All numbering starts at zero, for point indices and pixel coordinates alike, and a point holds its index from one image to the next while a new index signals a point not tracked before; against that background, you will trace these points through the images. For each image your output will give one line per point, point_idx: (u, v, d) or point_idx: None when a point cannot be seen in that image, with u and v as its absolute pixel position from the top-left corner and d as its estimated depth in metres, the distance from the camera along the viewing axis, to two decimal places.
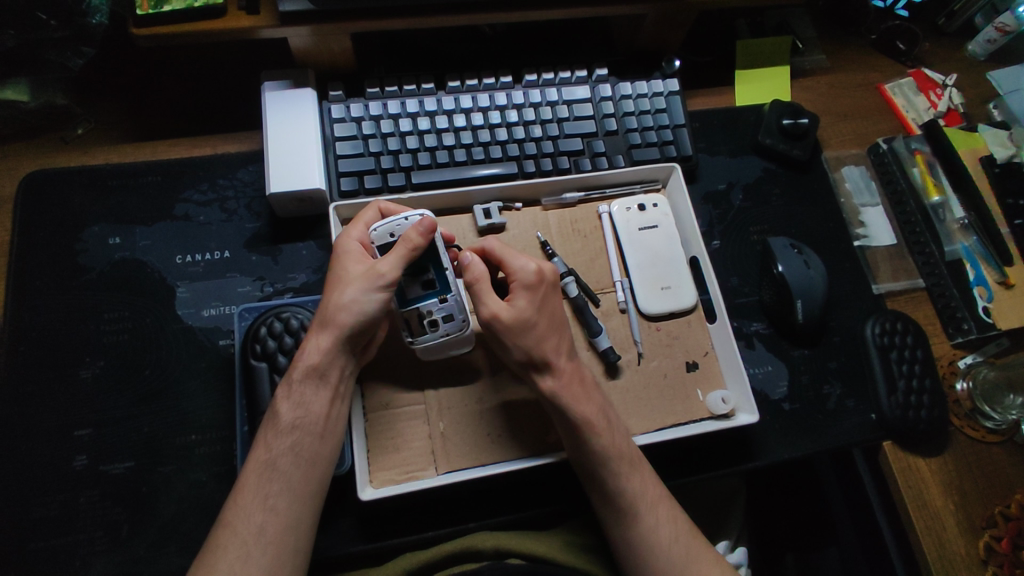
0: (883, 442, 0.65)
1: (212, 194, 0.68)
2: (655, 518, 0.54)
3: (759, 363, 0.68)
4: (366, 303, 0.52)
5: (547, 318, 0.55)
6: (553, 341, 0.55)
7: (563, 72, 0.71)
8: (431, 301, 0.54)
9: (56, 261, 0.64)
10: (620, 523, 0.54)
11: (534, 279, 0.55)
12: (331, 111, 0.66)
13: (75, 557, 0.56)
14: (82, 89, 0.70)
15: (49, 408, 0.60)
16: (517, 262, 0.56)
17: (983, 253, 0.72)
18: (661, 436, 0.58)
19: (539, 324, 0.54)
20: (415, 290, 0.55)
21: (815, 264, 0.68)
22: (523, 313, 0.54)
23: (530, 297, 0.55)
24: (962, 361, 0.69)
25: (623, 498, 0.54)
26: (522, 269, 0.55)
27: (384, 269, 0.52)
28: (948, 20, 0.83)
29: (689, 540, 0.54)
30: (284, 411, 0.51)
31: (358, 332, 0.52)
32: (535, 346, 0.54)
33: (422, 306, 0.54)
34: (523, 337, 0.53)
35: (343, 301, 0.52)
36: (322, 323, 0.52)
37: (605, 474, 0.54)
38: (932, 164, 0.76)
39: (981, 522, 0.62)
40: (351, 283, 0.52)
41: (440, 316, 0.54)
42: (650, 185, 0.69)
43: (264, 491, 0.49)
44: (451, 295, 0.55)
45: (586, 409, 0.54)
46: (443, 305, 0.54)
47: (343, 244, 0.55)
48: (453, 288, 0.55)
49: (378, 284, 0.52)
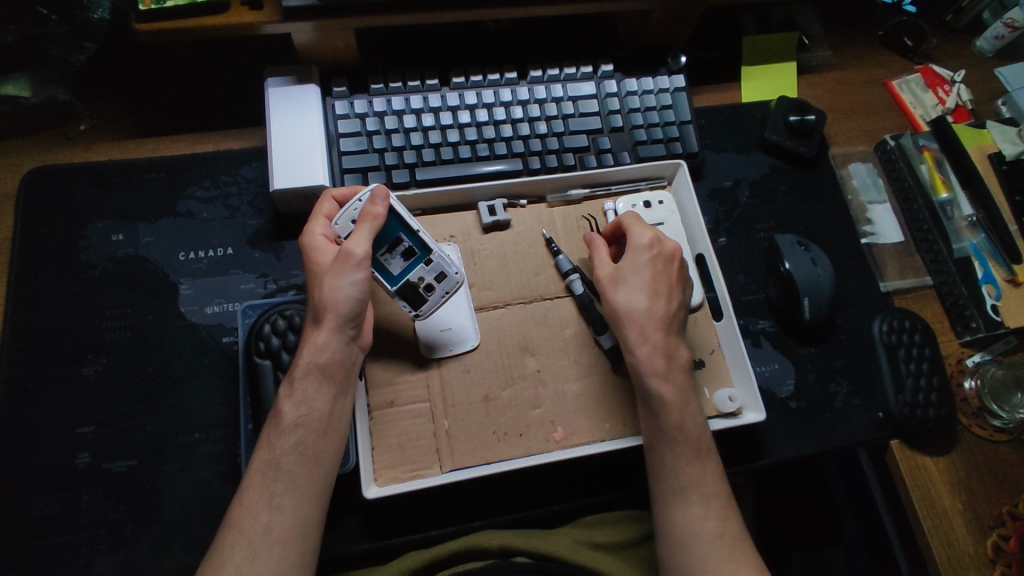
0: (891, 440, 0.65)
1: (215, 190, 0.67)
2: (701, 510, 0.52)
3: (765, 361, 0.67)
4: (353, 287, 0.52)
5: (650, 283, 0.57)
6: (643, 302, 0.56)
7: (569, 68, 0.70)
8: (419, 267, 0.56)
9: (59, 259, 0.64)
10: (666, 506, 0.52)
11: (646, 245, 0.59)
12: (335, 106, 0.65)
13: (79, 555, 0.56)
14: (84, 84, 0.69)
15: (51, 406, 0.59)
16: (636, 229, 0.60)
17: (991, 250, 0.71)
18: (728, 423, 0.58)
19: (637, 284, 0.57)
20: (399, 264, 0.56)
21: (822, 262, 0.68)
22: (625, 274, 0.58)
23: (635, 260, 0.58)
24: (970, 360, 0.69)
25: (673, 484, 0.53)
26: (639, 234, 0.60)
27: (352, 248, 0.52)
28: (957, 15, 0.82)
29: (734, 540, 0.52)
30: (287, 410, 0.51)
31: (353, 316, 0.53)
32: (630, 304, 0.56)
33: (413, 276, 0.56)
34: (619, 294, 0.57)
35: (332, 291, 0.52)
36: (319, 319, 0.52)
37: (665, 450, 0.53)
38: (940, 161, 0.75)
39: (989, 521, 0.62)
40: (330, 273, 0.52)
41: (433, 277, 0.56)
42: (656, 182, 0.68)
43: (270, 491, 0.48)
44: (434, 254, 0.56)
45: (662, 385, 0.54)
46: (431, 266, 0.56)
47: (309, 243, 0.55)
48: (432, 246, 0.56)
49: (356, 264, 0.52)
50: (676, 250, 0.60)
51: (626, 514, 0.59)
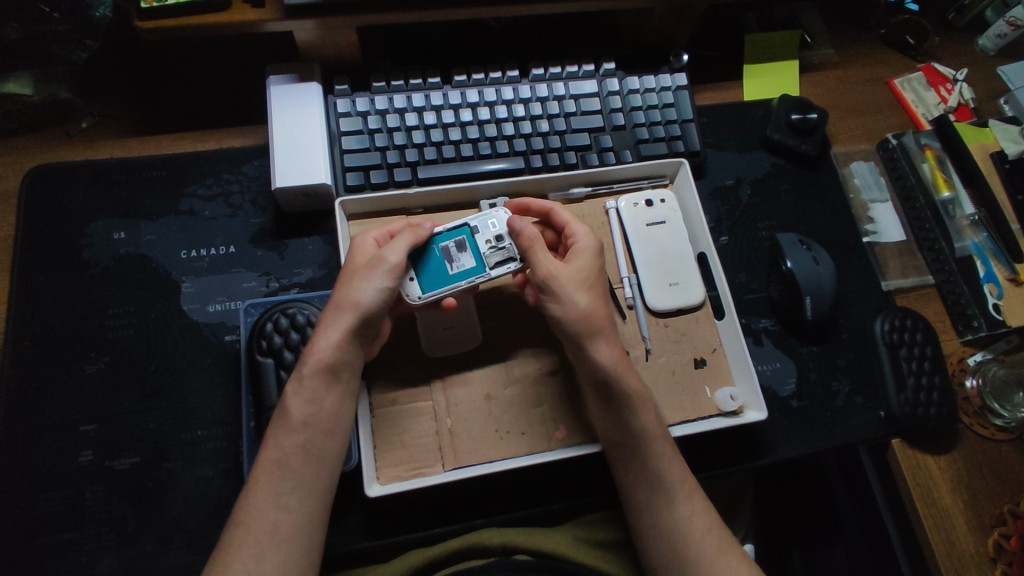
0: (892, 439, 0.65)
1: (217, 188, 0.67)
2: (690, 508, 0.53)
3: (767, 360, 0.67)
4: (378, 293, 0.52)
5: (602, 286, 0.56)
6: (606, 307, 0.55)
7: (571, 66, 0.70)
8: (479, 240, 0.58)
9: (61, 257, 0.64)
10: (665, 511, 0.52)
11: (594, 247, 0.57)
12: (337, 104, 0.65)
13: (82, 553, 0.56)
14: (85, 82, 0.69)
15: (54, 404, 0.59)
16: (579, 231, 0.58)
17: (993, 250, 0.71)
18: (695, 428, 0.58)
19: (593, 286, 0.55)
20: (465, 256, 0.57)
21: (824, 260, 0.68)
22: (580, 272, 0.55)
23: (590, 261, 0.56)
24: (972, 359, 0.69)
25: (654, 488, 0.53)
26: (586, 236, 0.58)
27: (389, 256, 0.53)
28: (959, 13, 0.82)
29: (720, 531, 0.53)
30: (294, 408, 0.50)
31: (368, 322, 0.52)
32: (593, 304, 0.54)
33: (485, 251, 0.57)
34: (579, 293, 0.54)
35: (355, 291, 0.52)
36: (338, 316, 0.52)
37: (651, 452, 0.53)
38: (942, 160, 0.75)
39: (990, 520, 0.62)
40: (362, 273, 0.53)
41: (494, 234, 0.58)
42: (658, 180, 0.68)
43: (276, 489, 0.48)
44: (474, 223, 0.58)
45: (632, 381, 0.54)
46: (483, 231, 0.58)
47: (360, 243, 0.55)
48: (466, 221, 0.58)
49: (388, 271, 0.53)
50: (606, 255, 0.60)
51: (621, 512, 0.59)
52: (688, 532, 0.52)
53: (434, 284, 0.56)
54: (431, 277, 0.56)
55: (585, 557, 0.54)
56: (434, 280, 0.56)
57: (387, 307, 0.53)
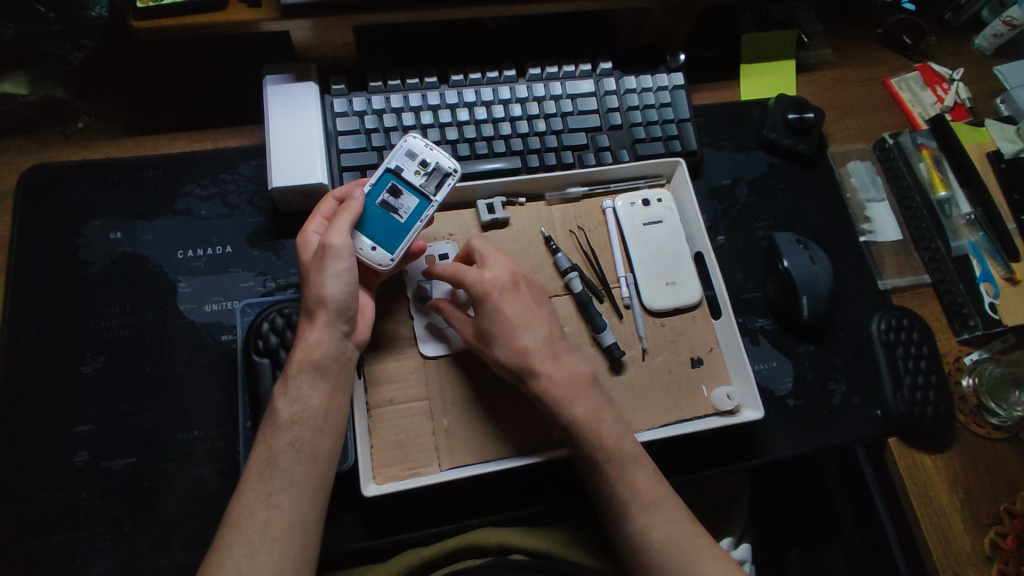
0: (889, 438, 0.65)
1: (214, 188, 0.67)
2: (659, 516, 0.52)
3: (764, 359, 0.67)
4: (337, 279, 0.52)
5: (506, 329, 0.54)
6: (523, 346, 0.54)
7: (568, 65, 0.70)
8: (410, 180, 0.57)
9: (58, 257, 0.64)
10: (658, 512, 0.52)
11: (478, 291, 0.55)
12: (334, 104, 0.65)
13: (78, 553, 0.56)
14: (81, 82, 0.69)
15: (50, 405, 0.59)
16: (467, 276, 0.55)
17: (990, 249, 0.71)
18: (685, 428, 0.58)
19: (496, 331, 0.54)
20: (405, 198, 0.57)
21: (821, 260, 0.68)
22: (481, 326, 0.54)
23: (483, 311, 0.54)
24: (968, 358, 0.69)
25: (641, 490, 0.53)
26: (473, 283, 0.55)
27: (333, 241, 0.53)
28: (956, 13, 0.83)
29: (693, 537, 0.52)
30: (281, 408, 0.51)
31: (342, 311, 0.53)
32: (502, 357, 0.54)
33: (421, 187, 0.57)
34: (491, 350, 0.54)
35: (315, 288, 0.52)
36: (311, 315, 0.52)
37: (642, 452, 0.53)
38: (939, 160, 0.75)
39: (986, 519, 0.62)
40: (314, 269, 0.53)
41: (416, 167, 0.57)
42: (655, 180, 0.69)
43: (268, 488, 0.48)
44: (391, 165, 0.57)
45: (579, 407, 0.53)
46: (404, 169, 0.57)
47: (303, 243, 0.55)
48: (382, 168, 0.57)
49: (336, 255, 0.52)
50: (508, 277, 0.56)
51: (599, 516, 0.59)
52: (680, 534, 0.52)
53: (395, 239, 0.56)
54: (388, 234, 0.56)
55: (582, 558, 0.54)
56: (393, 235, 0.56)
57: (354, 289, 0.53)
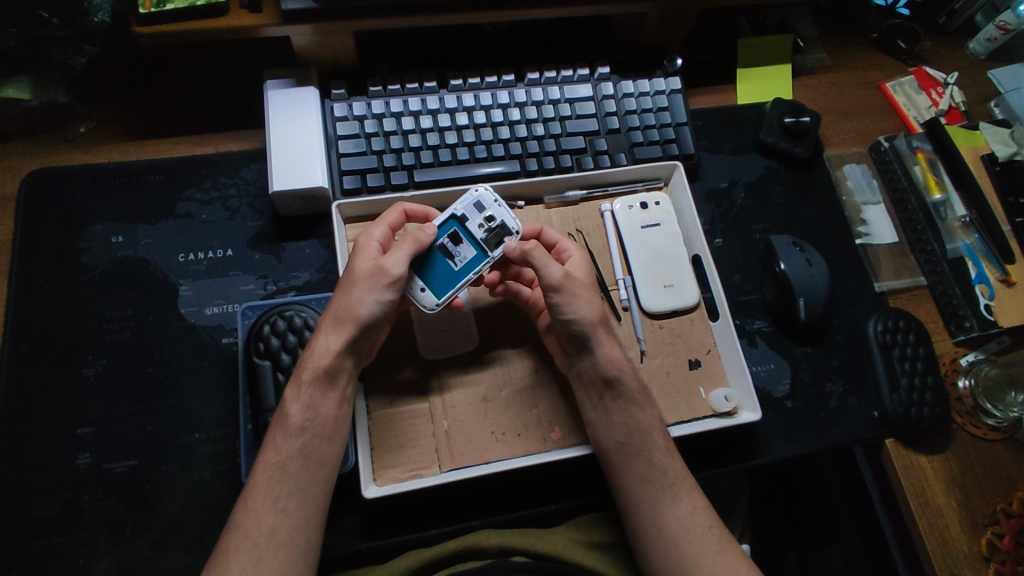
0: (886, 439, 0.66)
1: (215, 192, 0.68)
2: (659, 518, 0.53)
3: (761, 361, 0.68)
4: (378, 305, 0.52)
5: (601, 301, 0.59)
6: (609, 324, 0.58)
7: (566, 70, 0.71)
8: (475, 230, 0.57)
9: (60, 261, 0.64)
10: (654, 518, 0.53)
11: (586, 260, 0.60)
12: (335, 109, 0.66)
13: (79, 555, 0.56)
14: (85, 88, 0.70)
15: (52, 408, 0.60)
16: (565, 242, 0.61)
17: (985, 251, 0.72)
18: (692, 428, 0.58)
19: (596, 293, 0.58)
20: (464, 248, 0.57)
21: (817, 262, 0.68)
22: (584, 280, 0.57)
23: (586, 270, 0.58)
24: (964, 359, 0.69)
25: (641, 494, 0.53)
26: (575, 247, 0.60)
27: (390, 267, 0.53)
28: (950, 18, 0.83)
29: (721, 530, 0.54)
30: (293, 413, 0.51)
31: (369, 333, 0.53)
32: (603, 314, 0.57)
33: (486, 241, 0.57)
34: (591, 297, 0.56)
35: (357, 302, 0.52)
36: (340, 326, 0.52)
37: (650, 450, 0.54)
38: (933, 162, 0.76)
39: (984, 520, 0.62)
40: (362, 283, 0.53)
41: (481, 220, 0.57)
42: (653, 183, 0.70)
43: (275, 493, 0.49)
44: (459, 211, 0.57)
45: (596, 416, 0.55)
46: (473, 219, 0.57)
47: (363, 245, 0.55)
48: (451, 210, 0.57)
49: (389, 284, 0.52)
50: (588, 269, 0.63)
51: (600, 518, 0.59)
52: (705, 520, 0.53)
53: (445, 286, 0.56)
54: (440, 279, 0.56)
55: (586, 557, 0.55)
56: (444, 282, 0.56)
57: (387, 316, 0.54)
